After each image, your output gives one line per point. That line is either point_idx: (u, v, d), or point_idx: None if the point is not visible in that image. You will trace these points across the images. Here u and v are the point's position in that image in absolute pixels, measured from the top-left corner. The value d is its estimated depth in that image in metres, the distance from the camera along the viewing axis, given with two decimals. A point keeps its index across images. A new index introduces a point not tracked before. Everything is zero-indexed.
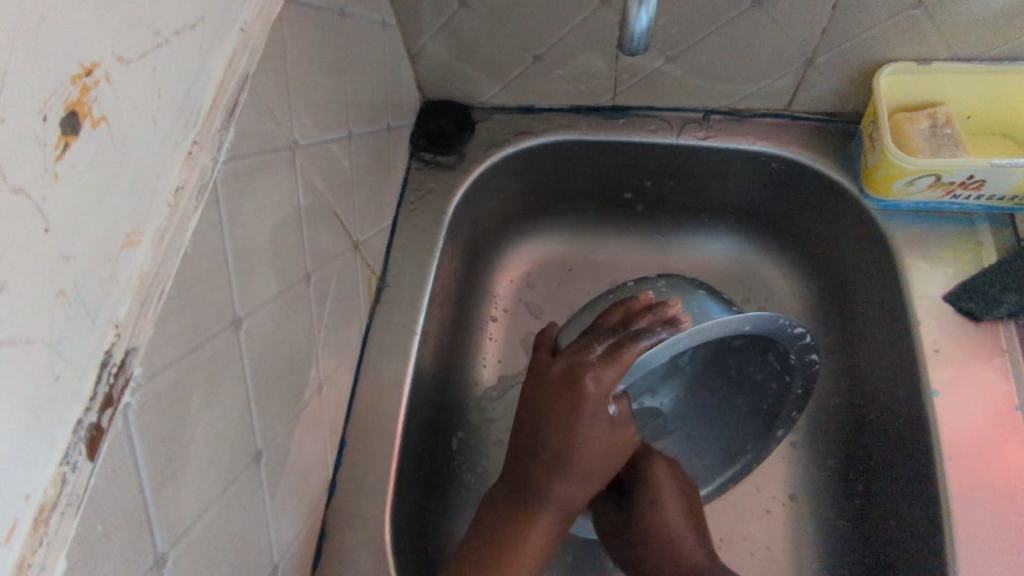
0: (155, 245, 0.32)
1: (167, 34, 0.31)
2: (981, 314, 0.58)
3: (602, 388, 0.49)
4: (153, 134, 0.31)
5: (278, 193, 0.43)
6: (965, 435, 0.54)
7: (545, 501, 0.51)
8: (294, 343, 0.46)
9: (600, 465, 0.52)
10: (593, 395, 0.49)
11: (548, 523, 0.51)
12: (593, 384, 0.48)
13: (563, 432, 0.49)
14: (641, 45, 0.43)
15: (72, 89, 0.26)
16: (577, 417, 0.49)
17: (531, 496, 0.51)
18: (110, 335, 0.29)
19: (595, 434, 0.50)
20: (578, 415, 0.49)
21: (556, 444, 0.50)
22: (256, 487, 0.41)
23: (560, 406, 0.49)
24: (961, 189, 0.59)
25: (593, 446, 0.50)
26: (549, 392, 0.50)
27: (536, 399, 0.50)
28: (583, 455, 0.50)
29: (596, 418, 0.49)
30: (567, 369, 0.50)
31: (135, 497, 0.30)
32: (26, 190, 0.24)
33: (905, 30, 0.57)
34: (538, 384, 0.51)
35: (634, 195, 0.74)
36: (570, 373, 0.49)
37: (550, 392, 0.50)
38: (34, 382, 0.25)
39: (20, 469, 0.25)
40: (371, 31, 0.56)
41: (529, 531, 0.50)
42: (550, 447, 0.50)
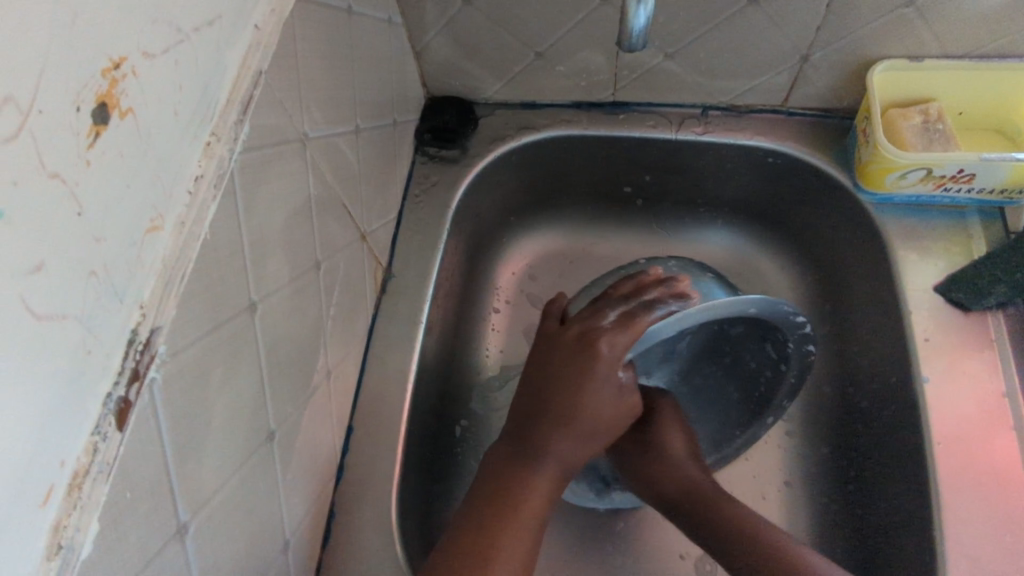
0: (177, 231, 0.33)
1: (187, 32, 0.33)
2: (970, 304, 0.59)
3: (615, 352, 0.50)
4: (174, 125, 0.33)
5: (290, 184, 0.45)
6: (954, 421, 0.56)
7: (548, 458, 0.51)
8: (305, 329, 0.48)
9: (604, 426, 0.53)
10: (608, 355, 0.50)
11: (548, 482, 0.51)
12: (606, 348, 0.50)
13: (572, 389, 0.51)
14: (639, 41, 0.45)
15: (102, 82, 0.28)
16: (587, 377, 0.50)
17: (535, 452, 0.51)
18: (136, 314, 0.31)
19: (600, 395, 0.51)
20: (587, 376, 0.50)
21: (565, 403, 0.51)
22: (270, 465, 0.43)
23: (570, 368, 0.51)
24: (952, 183, 0.60)
25: (599, 407, 0.52)
26: (562, 351, 0.52)
27: (550, 360, 0.52)
28: (590, 412, 0.51)
29: (606, 379, 0.51)
30: (581, 333, 0.52)
31: (160, 468, 0.32)
32: (62, 177, 0.26)
33: (897, 27, 0.58)
34: (552, 348, 0.53)
35: (634, 190, 0.76)
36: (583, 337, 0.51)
37: (562, 351, 0.52)
38: (68, 356, 0.27)
39: (57, 436, 0.27)
40: (378, 29, 0.58)
41: (533, 481, 0.51)
42: (557, 403, 0.51)
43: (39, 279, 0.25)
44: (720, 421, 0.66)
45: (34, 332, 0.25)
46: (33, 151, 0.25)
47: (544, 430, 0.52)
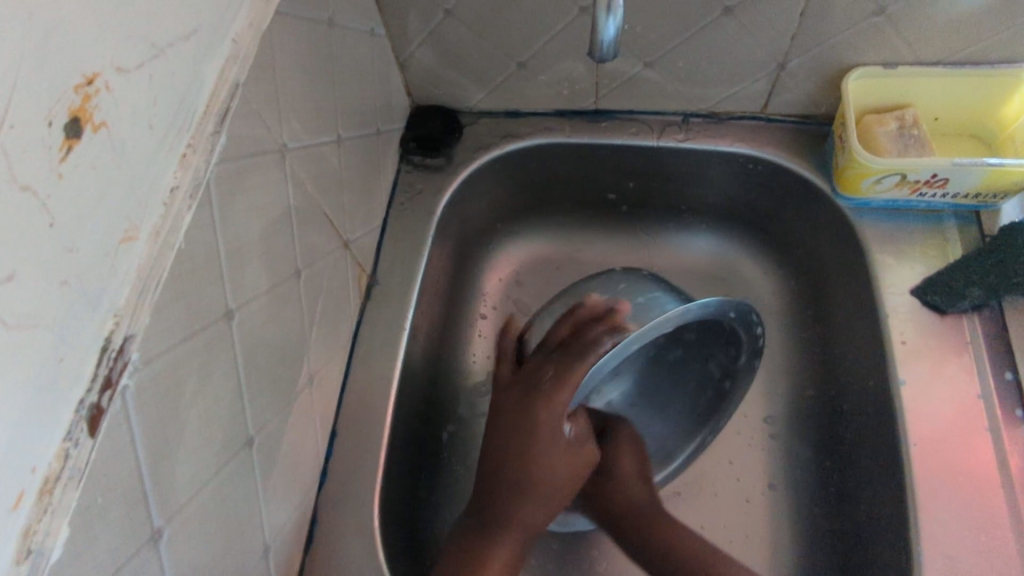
0: (152, 241, 0.34)
1: (161, 47, 0.34)
2: (946, 307, 0.60)
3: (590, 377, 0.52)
4: (149, 138, 0.34)
5: (269, 194, 0.45)
6: (931, 423, 0.56)
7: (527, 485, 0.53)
8: (285, 337, 0.48)
9: (558, 501, 0.54)
10: (548, 419, 0.53)
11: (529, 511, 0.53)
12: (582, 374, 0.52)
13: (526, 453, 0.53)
14: (610, 52, 0.45)
15: (75, 98, 0.29)
16: (537, 433, 0.53)
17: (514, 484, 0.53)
18: (110, 323, 0.32)
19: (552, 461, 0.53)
20: (538, 422, 0.53)
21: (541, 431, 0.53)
22: (248, 471, 0.43)
23: (523, 432, 0.53)
24: (927, 188, 0.61)
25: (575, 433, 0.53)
26: (510, 398, 0.55)
27: (500, 407, 0.55)
28: (545, 469, 0.53)
29: (555, 428, 0.53)
30: (524, 393, 0.54)
31: (133, 474, 0.33)
32: (33, 190, 0.27)
33: (871, 35, 0.59)
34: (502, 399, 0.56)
35: (618, 196, 0.77)
36: (525, 398, 0.54)
37: (511, 412, 0.54)
38: (40, 364, 0.28)
39: (28, 442, 0.27)
40: (360, 40, 0.59)
41: (498, 535, 0.52)
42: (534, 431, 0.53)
43: (10, 289, 0.26)
44: (680, 417, 0.69)
45: (5, 340, 0.26)
46: (5, 166, 0.25)
47: (504, 498, 0.53)
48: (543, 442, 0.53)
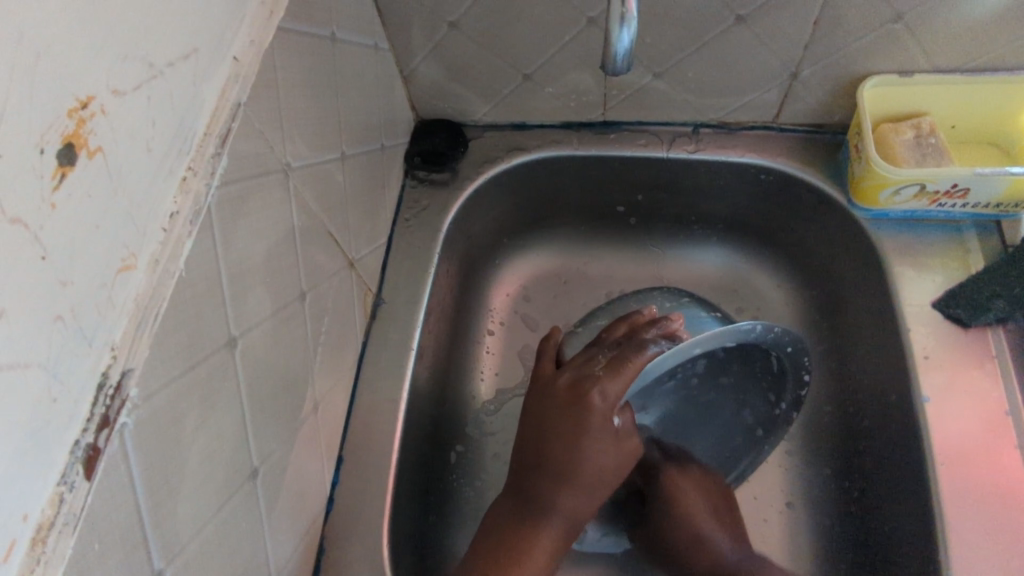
0: (151, 269, 0.33)
1: (159, 67, 0.33)
2: (969, 320, 0.58)
3: (608, 402, 0.50)
4: (147, 162, 0.32)
5: (272, 215, 0.44)
6: (958, 440, 0.55)
7: (551, 513, 0.51)
8: (290, 362, 0.47)
9: (602, 491, 0.52)
10: (600, 410, 0.49)
11: (551, 538, 0.51)
12: (600, 399, 0.49)
13: (569, 446, 0.50)
14: (624, 64, 0.44)
15: (68, 122, 0.27)
16: (584, 429, 0.50)
17: (537, 508, 0.51)
18: (106, 357, 0.30)
19: (596, 456, 0.50)
20: (586, 415, 0.49)
21: (564, 456, 0.50)
22: (253, 503, 0.42)
23: (566, 425, 0.50)
24: (947, 198, 0.59)
25: (600, 457, 0.50)
26: (530, 424, 0.52)
27: (544, 398, 0.52)
28: (588, 465, 0.50)
29: (603, 423, 0.50)
30: (574, 382, 0.51)
31: (132, 515, 0.31)
32: (24, 221, 0.25)
33: (886, 43, 0.58)
34: (546, 389, 0.52)
35: (628, 209, 0.76)
36: (576, 385, 0.51)
37: (557, 399, 0.51)
38: (30, 406, 0.26)
39: (19, 489, 0.26)
40: (363, 55, 0.58)
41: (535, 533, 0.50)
42: (558, 457, 0.50)
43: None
44: (720, 440, 0.66)
45: None
46: None
47: (545, 490, 0.51)
48: (588, 437, 0.50)
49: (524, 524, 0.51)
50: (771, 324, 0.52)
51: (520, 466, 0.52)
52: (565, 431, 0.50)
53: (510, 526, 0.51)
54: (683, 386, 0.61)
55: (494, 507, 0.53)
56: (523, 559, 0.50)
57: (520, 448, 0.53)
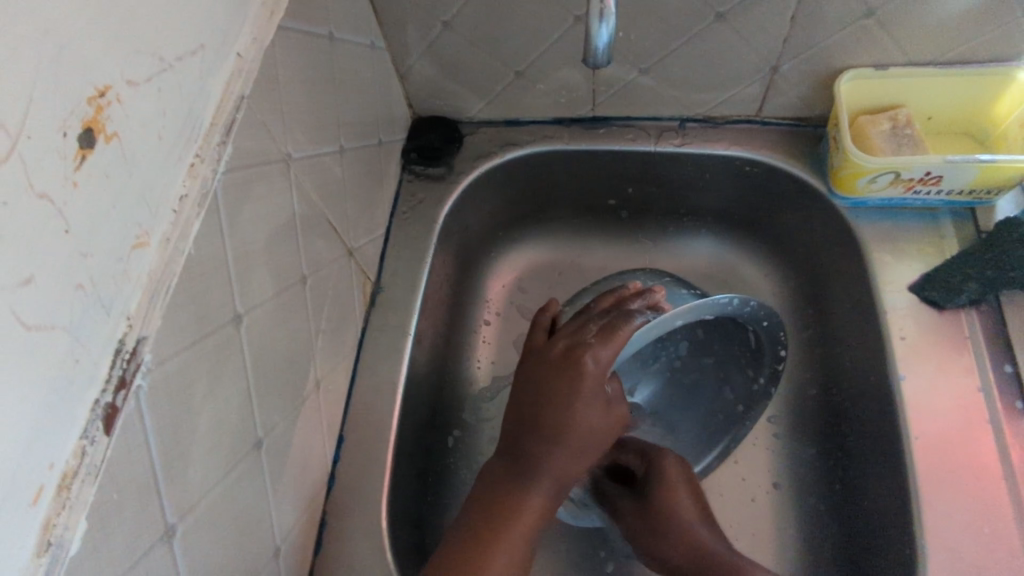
0: (162, 247, 0.35)
1: (169, 61, 0.35)
2: (943, 302, 0.61)
3: (600, 366, 0.52)
4: (159, 149, 0.35)
5: (274, 202, 0.47)
6: (932, 416, 0.57)
7: (541, 475, 0.53)
8: (291, 341, 0.49)
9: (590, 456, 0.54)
10: (592, 374, 0.52)
11: (540, 499, 0.53)
12: (592, 363, 0.52)
13: (559, 409, 0.52)
14: (604, 58, 0.47)
15: (88, 109, 0.30)
16: (577, 393, 0.52)
17: (528, 471, 0.53)
18: (123, 325, 0.33)
19: (587, 421, 0.53)
20: (579, 378, 0.51)
21: (556, 419, 0.52)
22: (258, 472, 0.44)
23: (560, 389, 0.52)
24: (921, 185, 0.62)
25: (591, 421, 0.53)
26: (526, 388, 0.54)
27: (538, 364, 0.54)
28: (580, 428, 0.52)
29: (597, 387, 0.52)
30: (567, 348, 0.53)
31: (147, 471, 0.34)
32: (50, 197, 0.28)
33: (860, 38, 0.60)
34: (540, 357, 0.54)
35: (618, 202, 0.78)
36: (571, 349, 0.53)
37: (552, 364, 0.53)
38: (56, 364, 0.29)
39: (46, 439, 0.29)
40: (361, 53, 0.61)
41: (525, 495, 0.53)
42: (551, 419, 0.52)
43: (28, 291, 0.27)
44: (706, 418, 0.69)
45: (24, 340, 0.27)
46: (22, 175, 0.27)
47: (538, 452, 0.53)
48: (580, 399, 0.52)
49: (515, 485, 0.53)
50: (747, 299, 0.55)
51: (515, 428, 0.54)
52: (557, 395, 0.52)
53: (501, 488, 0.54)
54: (669, 368, 0.67)
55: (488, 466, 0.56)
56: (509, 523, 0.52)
57: (513, 412, 0.54)
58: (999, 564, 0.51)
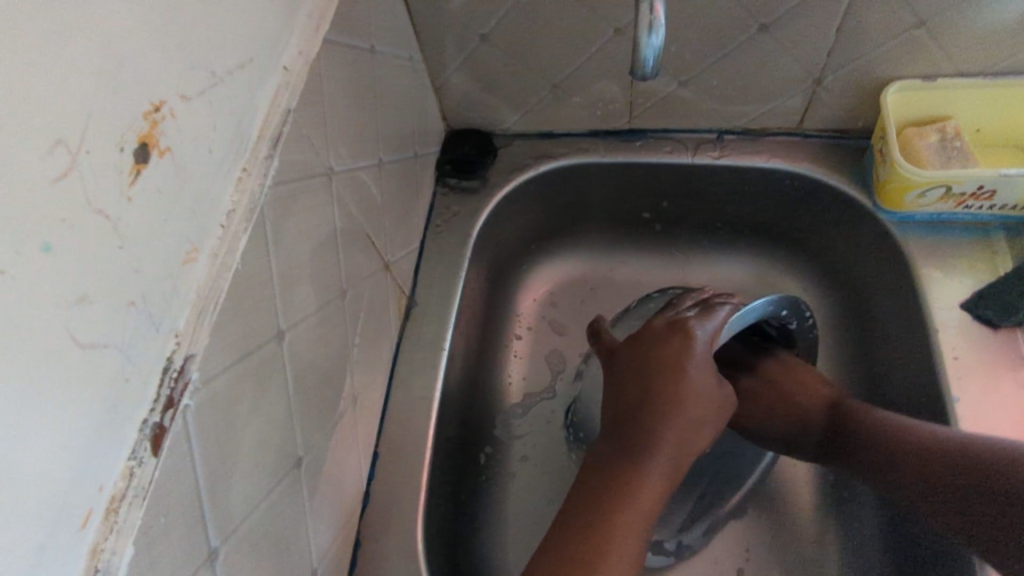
0: (210, 263, 0.35)
1: (221, 75, 0.35)
2: (997, 321, 0.59)
3: (709, 335, 0.53)
4: (209, 162, 0.35)
5: (316, 216, 0.46)
6: (991, 440, 0.55)
7: (657, 454, 0.51)
8: (330, 357, 0.49)
9: (703, 434, 0.53)
10: (703, 342, 0.53)
11: (657, 487, 0.50)
12: (701, 331, 0.53)
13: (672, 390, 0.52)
14: (653, 70, 0.45)
15: (144, 124, 0.30)
16: (689, 362, 0.52)
17: (643, 452, 0.51)
18: (171, 343, 0.32)
19: (702, 394, 0.52)
20: (655, 367, 0.52)
21: (669, 391, 0.51)
22: (297, 491, 0.44)
23: (672, 368, 0.52)
24: (973, 200, 0.60)
25: (703, 396, 0.52)
26: (632, 360, 0.54)
27: (647, 346, 0.54)
28: (695, 401, 0.52)
29: (705, 364, 0.53)
30: (669, 324, 0.54)
31: (193, 492, 0.33)
32: (105, 212, 0.28)
33: (909, 48, 0.59)
34: (639, 340, 0.54)
35: (653, 215, 0.77)
36: (673, 326, 0.54)
37: (664, 346, 0.53)
38: (107, 382, 0.28)
39: (97, 459, 0.28)
40: (399, 66, 0.60)
41: (645, 478, 0.50)
42: (662, 390, 0.52)
43: (82, 309, 0.27)
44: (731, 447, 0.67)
45: (79, 359, 0.27)
46: (80, 191, 0.26)
47: (652, 431, 0.51)
48: (691, 377, 0.52)
49: (629, 474, 0.50)
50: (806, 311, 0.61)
51: (627, 410, 0.53)
52: (666, 373, 0.52)
53: (613, 469, 0.51)
54: None
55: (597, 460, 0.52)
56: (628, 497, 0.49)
57: (620, 396, 0.54)
58: None
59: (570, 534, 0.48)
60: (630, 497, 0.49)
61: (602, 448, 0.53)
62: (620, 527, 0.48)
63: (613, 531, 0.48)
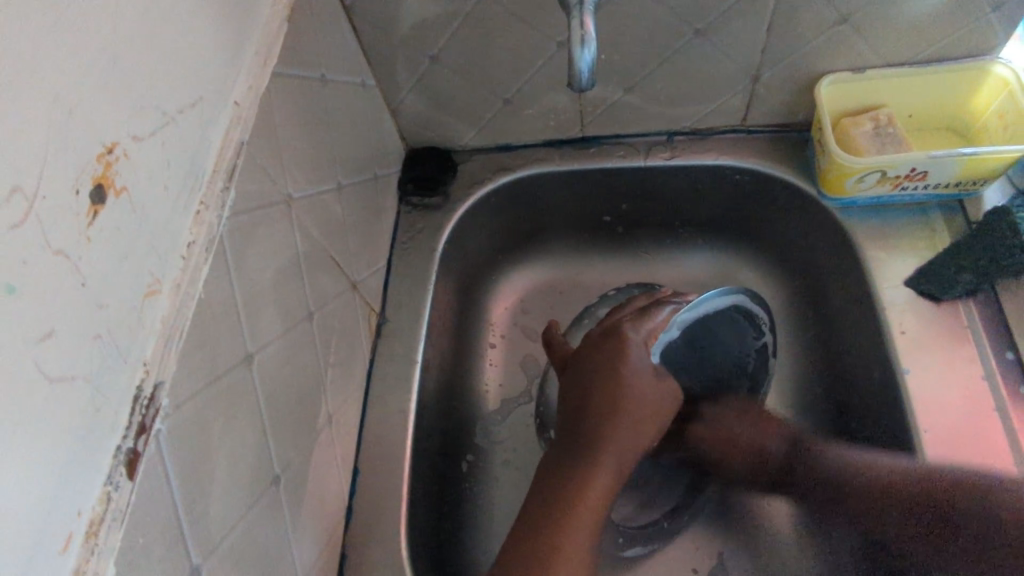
0: (173, 294, 0.37)
1: (171, 115, 0.37)
2: (940, 294, 0.62)
3: (640, 332, 0.57)
4: (165, 198, 0.37)
5: (278, 243, 0.48)
6: (941, 410, 0.58)
7: (602, 451, 0.53)
8: (301, 377, 0.50)
9: (642, 425, 0.55)
10: (636, 339, 0.56)
11: (604, 481, 0.53)
12: (634, 330, 0.57)
13: (608, 396, 0.54)
14: (588, 82, 0.47)
15: (98, 166, 0.31)
16: (621, 361, 0.55)
17: (583, 453, 0.54)
18: (139, 373, 0.34)
19: (638, 385, 0.55)
20: (614, 366, 0.55)
21: (603, 387, 0.55)
22: (277, 508, 0.45)
23: (605, 371, 0.55)
24: (908, 182, 0.63)
25: (639, 391, 0.55)
26: (582, 365, 0.57)
27: (586, 361, 0.57)
28: (631, 389, 0.55)
29: (641, 357, 0.56)
30: (606, 328, 0.58)
31: (171, 514, 0.35)
32: (66, 252, 0.29)
33: (836, 44, 0.62)
34: (591, 359, 0.56)
35: (613, 218, 0.80)
36: (608, 329, 0.58)
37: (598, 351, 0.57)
38: (77, 414, 0.30)
39: (73, 487, 0.30)
40: (352, 92, 0.62)
41: (587, 482, 0.52)
42: (599, 389, 0.55)
43: (48, 344, 0.28)
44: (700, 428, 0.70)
45: (48, 392, 0.28)
46: (40, 234, 0.28)
47: (591, 429, 0.54)
48: (628, 374, 0.55)
49: (567, 481, 0.52)
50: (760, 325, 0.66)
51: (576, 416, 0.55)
52: (606, 370, 0.55)
53: (558, 476, 0.53)
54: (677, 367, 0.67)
55: (535, 487, 0.54)
56: (582, 495, 0.52)
57: (576, 419, 0.55)
58: None
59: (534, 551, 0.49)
60: (580, 494, 0.52)
61: (542, 467, 0.55)
62: (580, 522, 0.50)
63: (563, 554, 0.49)
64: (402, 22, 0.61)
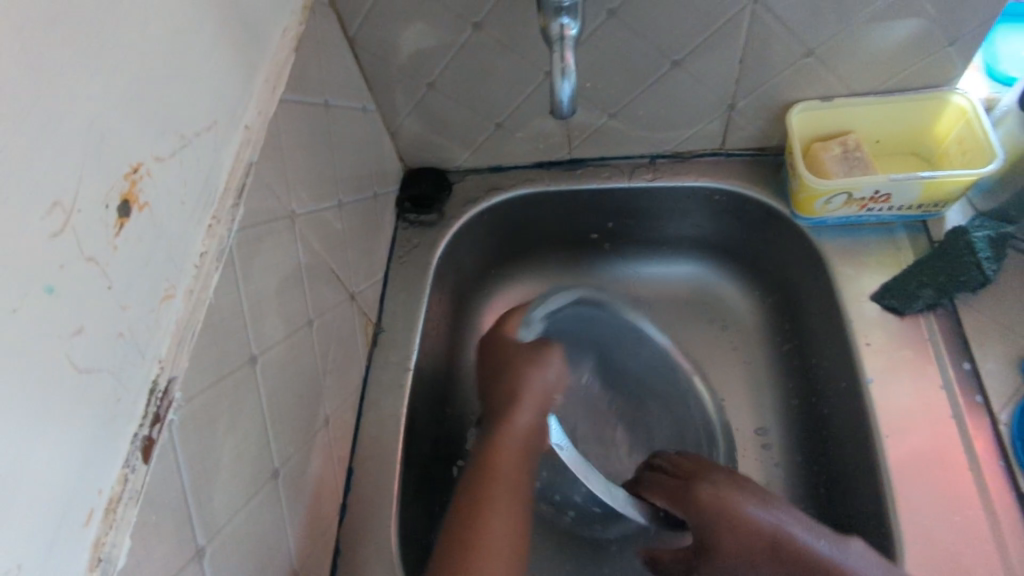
0: (186, 298, 0.41)
1: (189, 138, 0.41)
2: (902, 309, 0.65)
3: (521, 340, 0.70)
4: (182, 213, 0.41)
5: (281, 254, 0.52)
6: (901, 417, 0.61)
7: (505, 432, 0.62)
8: (301, 380, 0.54)
9: (536, 407, 0.64)
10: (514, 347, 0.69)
11: (512, 452, 0.61)
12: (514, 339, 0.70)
13: (506, 393, 0.65)
14: (569, 109, 0.53)
15: (125, 184, 0.35)
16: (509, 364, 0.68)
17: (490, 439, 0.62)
18: (156, 368, 0.38)
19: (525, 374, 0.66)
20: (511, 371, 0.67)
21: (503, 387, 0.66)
22: (276, 501, 0.49)
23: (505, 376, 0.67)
24: (874, 203, 0.67)
25: (529, 377, 0.66)
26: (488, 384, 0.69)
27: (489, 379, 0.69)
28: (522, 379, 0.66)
29: (525, 355, 0.68)
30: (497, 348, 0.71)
31: (180, 497, 0.38)
32: (96, 258, 0.33)
33: (805, 75, 0.66)
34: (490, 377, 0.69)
35: (601, 235, 0.84)
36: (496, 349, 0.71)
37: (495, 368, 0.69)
38: (101, 402, 0.34)
39: (95, 467, 0.33)
40: (353, 115, 0.67)
41: (497, 457, 0.60)
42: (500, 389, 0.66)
43: (79, 340, 0.32)
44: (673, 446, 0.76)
45: (78, 381, 0.32)
46: (75, 243, 0.32)
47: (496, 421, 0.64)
48: (518, 370, 0.66)
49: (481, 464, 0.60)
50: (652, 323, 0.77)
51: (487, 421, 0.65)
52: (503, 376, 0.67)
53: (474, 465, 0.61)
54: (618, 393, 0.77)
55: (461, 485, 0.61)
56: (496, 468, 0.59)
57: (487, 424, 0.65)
58: (977, 550, 0.54)
59: (460, 523, 0.55)
60: (492, 467, 0.59)
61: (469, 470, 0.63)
62: (494, 489, 0.57)
63: (482, 513, 0.55)
64: (400, 52, 0.65)
